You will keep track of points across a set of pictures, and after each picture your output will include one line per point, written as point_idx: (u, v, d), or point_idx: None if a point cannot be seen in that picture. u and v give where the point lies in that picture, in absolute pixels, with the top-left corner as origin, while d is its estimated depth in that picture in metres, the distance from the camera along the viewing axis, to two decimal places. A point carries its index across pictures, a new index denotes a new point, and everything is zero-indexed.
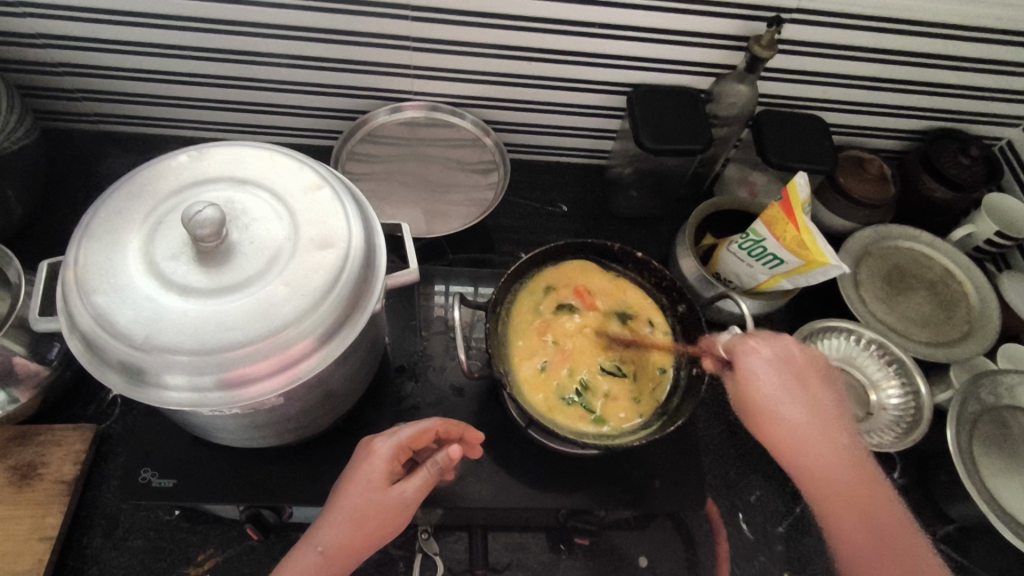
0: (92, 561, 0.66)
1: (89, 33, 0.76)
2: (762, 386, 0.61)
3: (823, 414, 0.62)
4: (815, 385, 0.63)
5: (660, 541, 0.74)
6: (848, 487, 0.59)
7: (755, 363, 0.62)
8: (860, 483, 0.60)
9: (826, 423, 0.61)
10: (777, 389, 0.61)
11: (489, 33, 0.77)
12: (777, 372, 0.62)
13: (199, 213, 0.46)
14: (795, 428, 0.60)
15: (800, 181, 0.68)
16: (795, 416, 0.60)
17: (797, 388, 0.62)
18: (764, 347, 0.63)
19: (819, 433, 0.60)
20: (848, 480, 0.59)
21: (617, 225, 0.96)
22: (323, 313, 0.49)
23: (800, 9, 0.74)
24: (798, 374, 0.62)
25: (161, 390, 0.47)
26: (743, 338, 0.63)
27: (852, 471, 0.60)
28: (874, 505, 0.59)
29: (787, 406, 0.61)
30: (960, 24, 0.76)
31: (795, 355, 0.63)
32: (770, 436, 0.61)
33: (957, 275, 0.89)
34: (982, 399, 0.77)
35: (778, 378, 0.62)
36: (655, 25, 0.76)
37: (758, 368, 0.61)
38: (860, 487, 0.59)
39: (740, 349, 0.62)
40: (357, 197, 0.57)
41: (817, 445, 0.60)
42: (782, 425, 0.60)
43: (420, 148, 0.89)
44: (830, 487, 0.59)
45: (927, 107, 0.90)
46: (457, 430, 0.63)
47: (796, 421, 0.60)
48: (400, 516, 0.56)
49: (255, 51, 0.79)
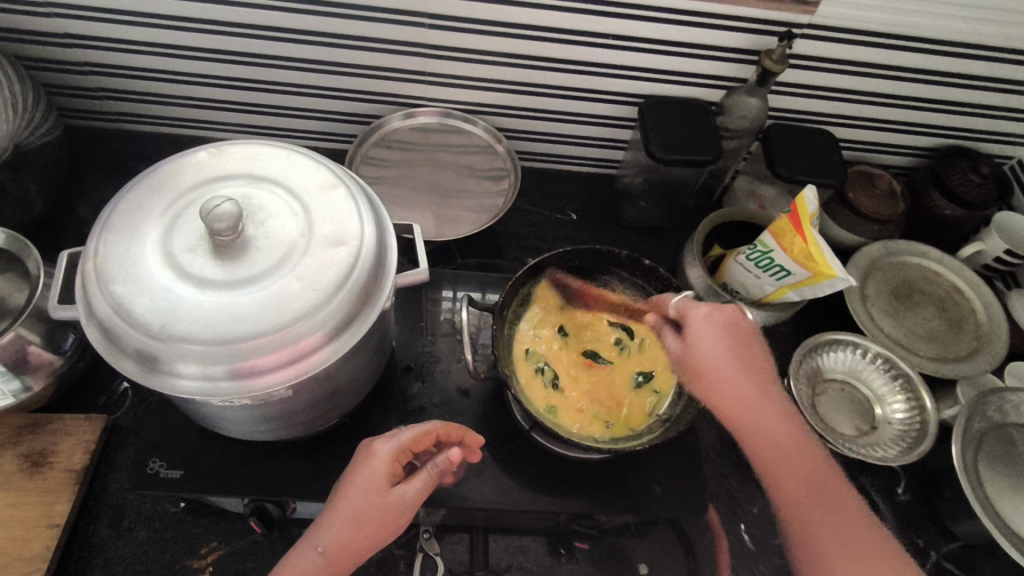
0: (98, 550, 0.67)
1: (115, 34, 0.78)
2: (708, 353, 0.70)
3: (759, 386, 0.72)
4: (748, 355, 0.71)
5: (660, 548, 0.74)
6: (790, 451, 0.69)
7: (705, 337, 0.70)
8: (801, 450, 0.69)
9: (756, 392, 0.71)
10: (719, 358, 0.70)
11: (504, 42, 0.78)
12: (720, 345, 0.70)
13: (217, 207, 0.47)
14: (740, 394, 0.70)
15: (810, 194, 0.69)
16: (733, 381, 0.70)
17: (737, 357, 0.70)
18: (711, 318, 0.69)
19: (759, 402, 0.71)
20: (788, 444, 0.69)
21: (626, 234, 0.97)
22: (334, 308, 0.50)
23: (812, 24, 0.75)
24: (741, 350, 0.71)
25: (174, 379, 0.48)
26: (691, 301, 0.70)
27: (793, 437, 0.69)
28: (817, 470, 0.68)
29: (729, 373, 0.70)
30: (971, 42, 0.77)
31: (739, 326, 0.70)
32: (712, 397, 0.70)
33: (965, 292, 0.89)
34: (989, 416, 0.77)
35: (721, 346, 0.70)
36: (668, 37, 0.77)
37: (707, 336, 0.70)
38: (800, 452, 0.69)
39: (692, 313, 0.69)
40: (370, 197, 0.58)
41: (752, 410, 0.70)
42: (731, 392, 0.70)
43: (432, 153, 0.90)
44: (764, 443, 0.70)
45: (938, 125, 0.91)
46: (457, 433, 0.64)
47: (734, 386, 0.70)
48: (401, 517, 0.57)
49: (275, 55, 0.80)
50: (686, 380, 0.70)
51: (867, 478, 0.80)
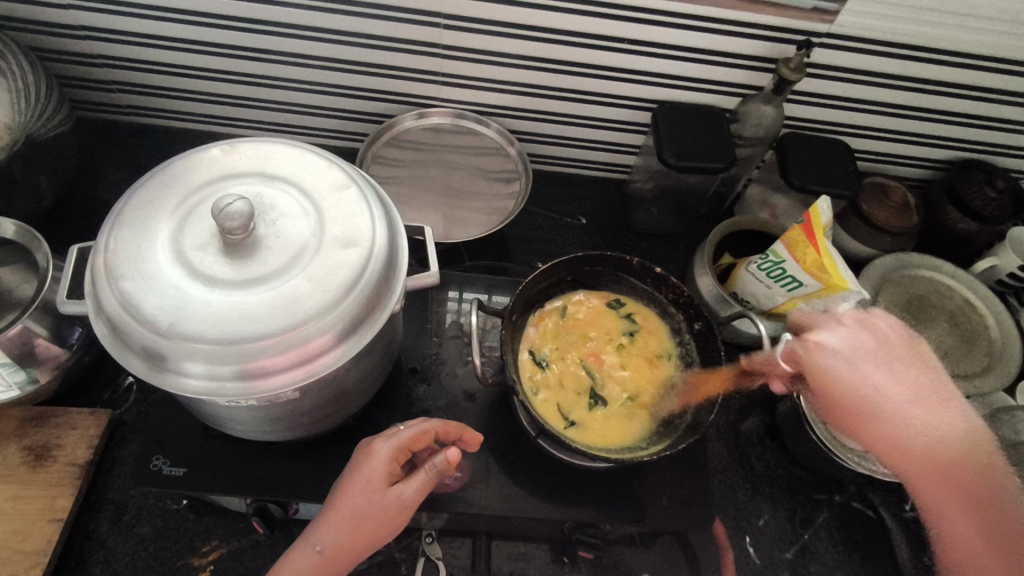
0: (98, 545, 0.67)
1: (129, 27, 0.78)
2: (836, 365, 0.68)
3: (927, 400, 0.66)
4: (906, 366, 0.68)
5: (664, 559, 0.72)
6: (965, 466, 0.61)
7: (823, 352, 0.69)
8: (966, 456, 0.62)
9: (931, 400, 0.66)
10: (860, 370, 0.68)
11: (519, 44, 0.78)
12: (858, 357, 0.68)
13: (228, 206, 0.47)
14: (876, 398, 0.66)
15: (822, 206, 0.69)
16: (896, 396, 0.66)
17: (881, 364, 0.68)
18: (826, 343, 0.69)
19: (922, 415, 0.65)
20: (951, 456, 0.62)
21: (635, 240, 0.96)
22: (343, 310, 0.49)
23: (830, 34, 0.74)
24: (893, 353, 0.69)
25: (181, 378, 0.48)
26: (803, 341, 0.70)
27: (955, 445, 0.62)
28: (985, 478, 0.61)
29: (883, 385, 0.66)
30: (992, 55, 0.76)
31: (869, 337, 0.70)
32: (856, 421, 0.67)
33: (978, 307, 0.88)
34: (1000, 434, 0.76)
35: (857, 361, 0.68)
36: (684, 43, 0.77)
37: (835, 350, 0.69)
38: (965, 465, 0.61)
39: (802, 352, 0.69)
40: (382, 198, 0.57)
41: (904, 422, 0.64)
42: (875, 406, 0.66)
43: (444, 154, 0.90)
44: (920, 466, 0.62)
45: (955, 138, 0.90)
46: (456, 432, 0.63)
47: (883, 399, 0.66)
48: (400, 516, 0.57)
49: (288, 52, 0.80)
50: (838, 421, 0.70)
51: (876, 494, 0.76)
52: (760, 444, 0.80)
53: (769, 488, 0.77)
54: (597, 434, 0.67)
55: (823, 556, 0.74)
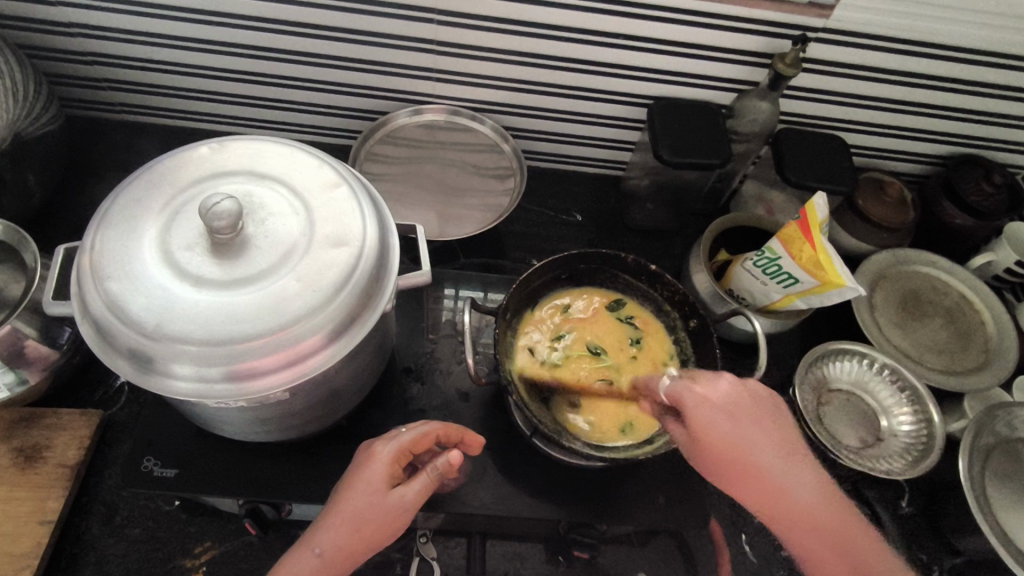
0: (90, 547, 0.66)
1: (118, 23, 0.77)
2: (719, 427, 0.56)
3: (788, 457, 0.56)
4: (748, 420, 0.57)
5: (660, 558, 0.72)
6: (831, 520, 0.54)
7: (705, 405, 0.57)
8: (840, 520, 0.54)
9: (795, 458, 0.56)
10: (737, 428, 0.56)
11: (513, 40, 0.77)
12: (725, 410, 0.57)
13: (216, 205, 0.46)
14: (757, 465, 0.55)
15: (819, 201, 0.68)
16: (761, 451, 0.56)
17: (748, 422, 0.57)
18: (709, 394, 0.58)
19: (789, 465, 0.56)
20: (823, 511, 0.54)
21: (631, 237, 0.95)
22: (333, 310, 0.49)
23: (826, 29, 0.74)
24: (749, 400, 0.58)
25: (168, 380, 0.47)
26: (688, 384, 0.58)
27: (826, 505, 0.55)
28: (851, 536, 0.54)
29: (757, 444, 0.56)
30: (989, 50, 0.76)
31: (745, 395, 0.58)
32: (726, 479, 0.56)
33: (975, 303, 0.87)
34: (997, 431, 0.75)
35: (730, 420, 0.56)
36: (679, 38, 0.76)
37: (720, 400, 0.57)
38: (841, 521, 0.54)
39: (685, 396, 0.58)
40: (373, 196, 0.56)
41: (789, 487, 0.54)
42: (749, 466, 0.55)
43: (438, 151, 0.89)
44: (818, 534, 0.54)
45: (951, 133, 0.89)
46: (457, 434, 0.63)
47: (761, 463, 0.55)
48: (400, 519, 0.56)
49: (279, 48, 0.79)
50: (700, 471, 0.58)
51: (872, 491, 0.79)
52: None
53: None
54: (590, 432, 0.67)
55: None
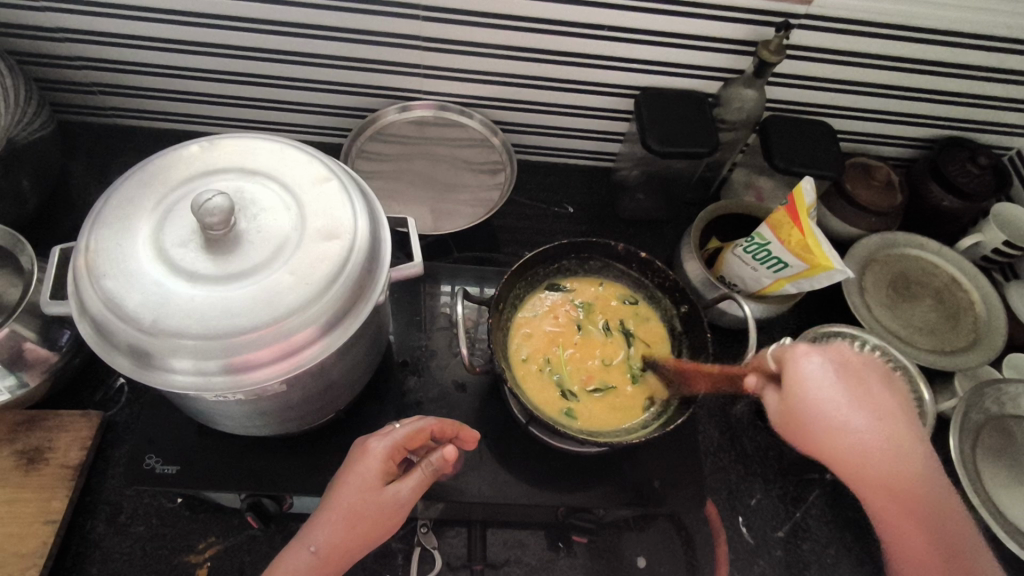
0: (95, 545, 0.67)
1: (106, 27, 0.77)
2: (819, 397, 0.54)
3: (887, 422, 0.54)
4: (871, 382, 0.56)
5: (659, 541, 0.74)
6: (923, 493, 0.52)
7: (806, 364, 0.55)
8: (926, 493, 0.52)
9: (897, 428, 0.54)
10: (839, 402, 0.54)
11: (499, 34, 0.77)
12: (824, 372, 0.54)
13: (207, 201, 0.47)
14: (842, 431, 0.53)
15: (806, 185, 0.69)
16: (855, 431, 0.53)
17: (857, 394, 0.55)
18: (813, 355, 0.55)
19: (890, 442, 0.53)
20: (907, 484, 0.52)
21: (623, 227, 0.96)
22: (326, 302, 0.49)
23: (808, 15, 0.75)
24: (849, 376, 0.55)
25: (167, 374, 0.48)
26: (793, 341, 0.57)
27: (919, 480, 0.53)
28: (933, 513, 0.52)
29: (850, 413, 0.53)
30: (970, 32, 0.77)
31: (844, 355, 0.57)
32: (805, 438, 0.55)
33: (963, 283, 0.88)
34: (987, 408, 0.76)
35: (827, 383, 0.54)
36: (664, 28, 0.77)
37: (814, 373, 0.54)
38: (920, 493, 0.52)
39: (791, 355, 0.56)
40: (363, 190, 0.57)
41: (881, 455, 0.53)
42: (837, 437, 0.53)
43: (428, 147, 0.90)
44: (886, 504, 0.53)
45: (937, 116, 0.90)
46: (452, 430, 0.63)
47: (847, 430, 0.53)
48: (396, 515, 0.57)
49: (268, 48, 0.80)
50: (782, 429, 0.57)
51: None
52: (750, 424, 0.80)
53: (760, 468, 0.78)
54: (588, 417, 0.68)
55: (815, 534, 0.74)
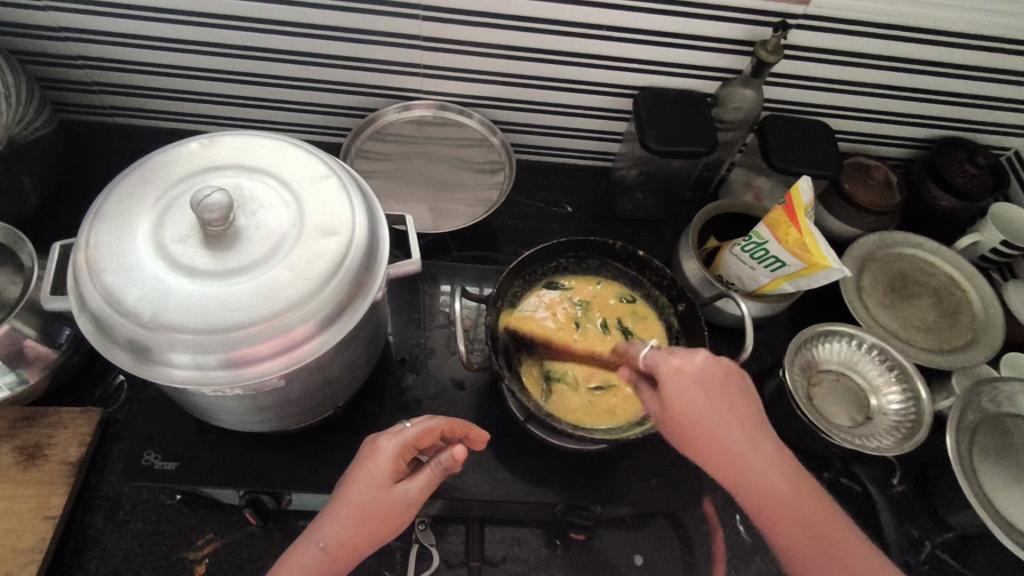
0: (94, 541, 0.68)
1: (107, 27, 0.78)
2: (696, 404, 0.57)
3: (749, 424, 0.58)
4: (738, 397, 0.59)
5: (657, 539, 0.74)
6: (803, 508, 0.57)
7: (680, 380, 0.58)
8: (800, 491, 0.57)
9: (757, 438, 0.58)
10: (703, 406, 0.57)
11: (497, 33, 0.78)
12: (701, 386, 0.58)
13: (207, 197, 0.47)
14: (725, 446, 0.57)
15: (804, 184, 0.69)
16: (734, 442, 0.57)
17: (724, 403, 0.58)
18: (687, 367, 0.58)
19: (757, 453, 0.57)
20: (797, 500, 0.57)
21: (622, 227, 0.97)
22: (325, 298, 0.50)
23: (805, 15, 0.75)
24: (721, 389, 0.58)
25: (165, 369, 0.48)
26: (664, 355, 0.60)
27: (790, 483, 0.57)
28: (813, 509, 0.57)
29: (724, 426, 0.57)
30: (967, 33, 0.77)
31: (714, 370, 0.59)
32: (694, 449, 0.58)
33: (962, 283, 0.89)
34: (983, 407, 0.77)
35: (706, 396, 0.58)
36: (662, 28, 0.77)
37: (683, 391, 0.58)
38: (808, 504, 0.57)
39: (661, 366, 0.59)
40: (362, 188, 0.57)
41: (748, 458, 0.57)
42: (718, 442, 0.57)
43: (428, 146, 0.90)
44: (767, 507, 0.56)
45: (934, 116, 0.91)
46: (461, 429, 0.64)
47: (724, 442, 0.57)
48: (406, 513, 0.57)
49: (268, 48, 0.80)
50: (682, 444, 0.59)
51: (861, 468, 0.79)
52: None
53: None
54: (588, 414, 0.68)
55: None
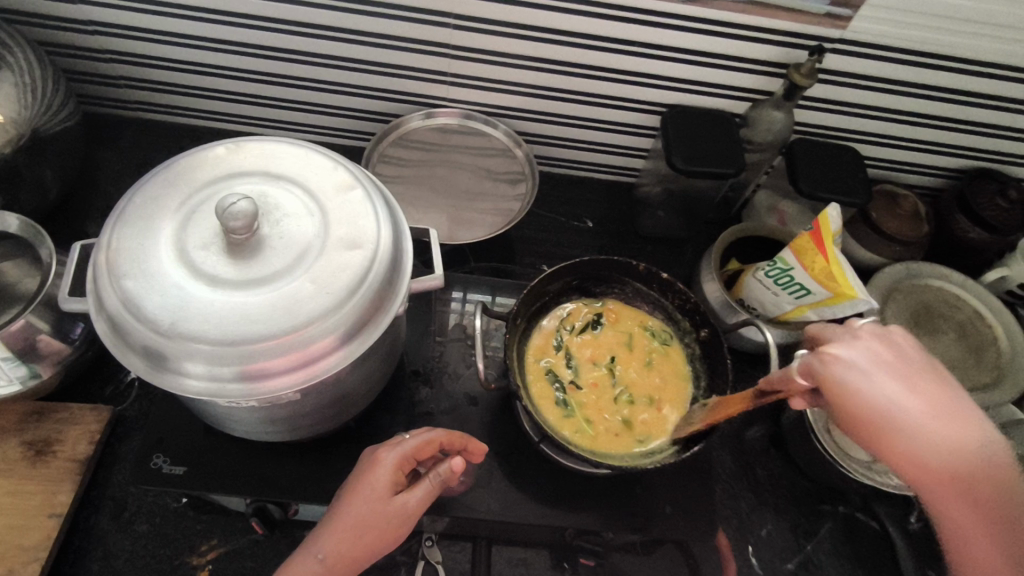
0: (97, 541, 0.67)
1: (137, 22, 0.77)
2: (881, 395, 0.47)
3: (940, 403, 0.47)
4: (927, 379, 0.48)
5: (666, 568, 0.72)
6: (983, 477, 0.45)
7: (840, 367, 0.49)
8: (993, 474, 0.45)
9: (949, 406, 0.47)
10: (892, 391, 0.47)
11: (528, 45, 0.77)
12: (875, 368, 0.48)
13: (232, 205, 0.46)
14: (899, 419, 0.46)
15: (833, 213, 0.67)
16: (913, 407, 0.47)
17: (907, 378, 0.48)
18: (845, 355, 0.50)
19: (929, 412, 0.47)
20: (969, 465, 0.45)
21: (642, 245, 0.95)
22: (346, 312, 0.49)
23: (842, 40, 0.73)
24: (909, 371, 0.48)
25: (180, 378, 0.47)
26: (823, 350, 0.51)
27: (993, 468, 0.45)
28: (995, 488, 0.45)
29: (893, 389, 0.47)
30: (1006, 64, 0.75)
31: (889, 353, 0.50)
32: (865, 432, 0.48)
33: (988, 318, 0.86)
34: (1010, 449, 0.74)
35: (887, 378, 0.48)
36: (694, 47, 0.76)
37: (851, 374, 0.48)
38: (991, 473, 0.45)
39: (821, 369, 0.50)
40: (387, 199, 0.57)
41: (935, 431, 0.46)
42: (890, 411, 0.47)
43: (450, 154, 0.89)
44: (947, 482, 0.45)
45: (967, 146, 0.89)
46: (461, 442, 0.62)
47: (900, 408, 0.47)
48: (404, 526, 0.56)
49: (295, 49, 0.80)
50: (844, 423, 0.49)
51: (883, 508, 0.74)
52: (765, 453, 0.79)
53: (773, 498, 0.76)
54: (601, 440, 0.67)
55: (827, 569, 0.73)
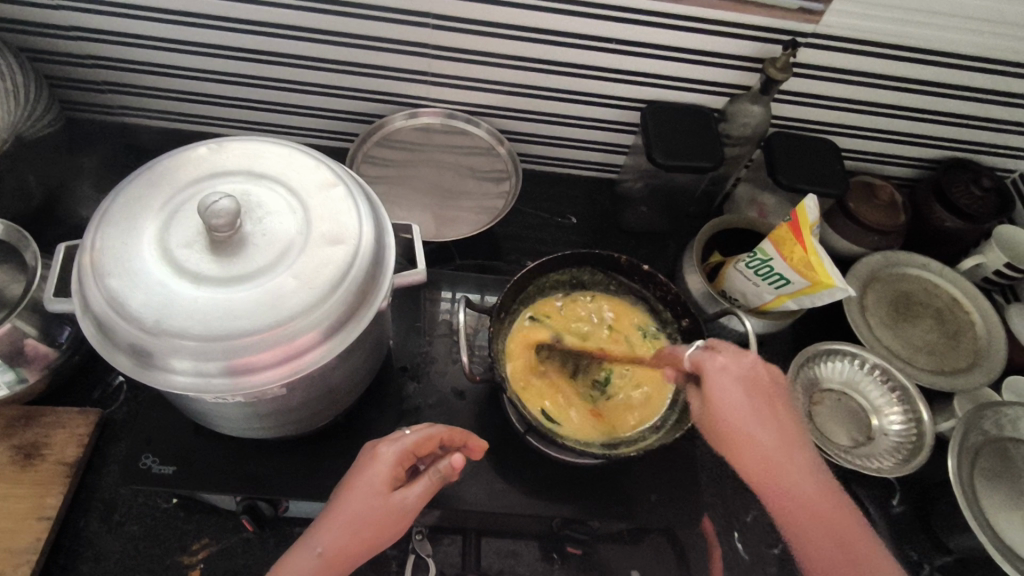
0: (87, 543, 0.67)
1: (119, 27, 0.78)
2: (732, 411, 0.60)
3: (791, 445, 0.60)
4: (779, 408, 0.62)
5: (653, 556, 0.73)
6: (823, 505, 0.58)
7: (722, 374, 0.61)
8: (829, 502, 0.58)
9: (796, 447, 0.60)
10: (740, 412, 0.60)
11: (507, 44, 0.78)
12: (738, 385, 0.60)
13: (215, 203, 0.47)
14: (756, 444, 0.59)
15: (810, 202, 0.69)
16: (766, 441, 0.59)
17: (764, 408, 0.61)
18: (732, 365, 0.61)
19: (789, 454, 0.59)
20: (810, 493, 0.58)
21: (625, 239, 0.96)
22: (329, 306, 0.49)
23: (816, 34, 0.75)
24: (764, 398, 0.61)
25: (166, 374, 0.48)
26: (711, 352, 0.62)
27: (821, 494, 0.58)
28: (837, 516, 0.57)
29: (751, 421, 0.60)
30: (975, 55, 0.77)
31: (762, 376, 0.62)
32: (732, 453, 0.60)
33: (965, 305, 0.88)
34: (985, 430, 0.76)
35: (738, 394, 0.60)
36: (670, 43, 0.77)
37: (724, 386, 0.60)
38: (827, 506, 0.58)
39: (707, 363, 0.62)
40: (370, 197, 0.57)
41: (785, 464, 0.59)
42: (751, 444, 0.59)
43: (434, 153, 0.90)
44: (797, 512, 0.57)
45: (941, 136, 0.91)
46: (461, 438, 0.63)
47: (757, 440, 0.59)
48: (404, 520, 0.57)
49: (277, 52, 0.80)
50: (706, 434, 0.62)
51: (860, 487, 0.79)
52: None
53: None
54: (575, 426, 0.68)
55: None
